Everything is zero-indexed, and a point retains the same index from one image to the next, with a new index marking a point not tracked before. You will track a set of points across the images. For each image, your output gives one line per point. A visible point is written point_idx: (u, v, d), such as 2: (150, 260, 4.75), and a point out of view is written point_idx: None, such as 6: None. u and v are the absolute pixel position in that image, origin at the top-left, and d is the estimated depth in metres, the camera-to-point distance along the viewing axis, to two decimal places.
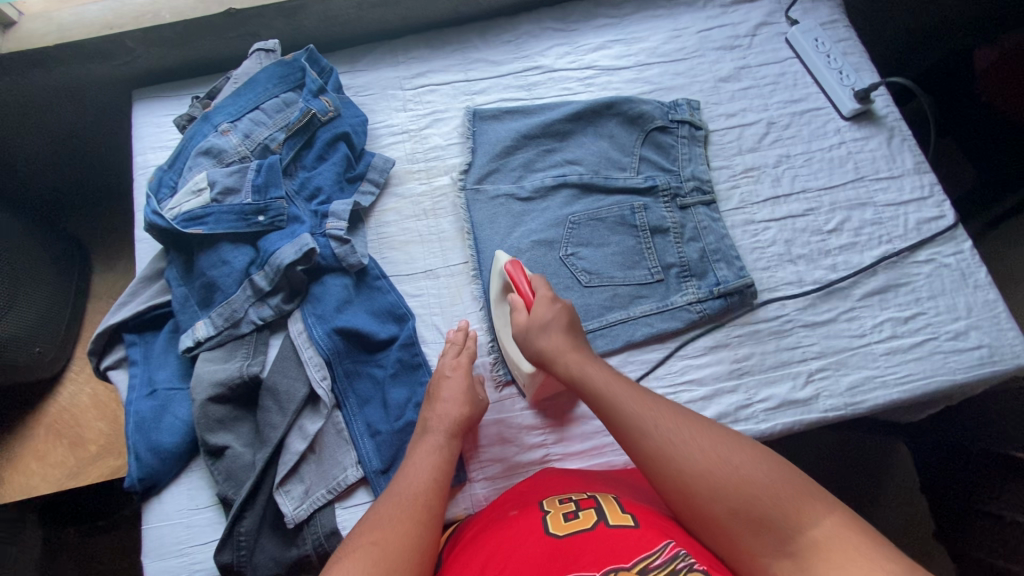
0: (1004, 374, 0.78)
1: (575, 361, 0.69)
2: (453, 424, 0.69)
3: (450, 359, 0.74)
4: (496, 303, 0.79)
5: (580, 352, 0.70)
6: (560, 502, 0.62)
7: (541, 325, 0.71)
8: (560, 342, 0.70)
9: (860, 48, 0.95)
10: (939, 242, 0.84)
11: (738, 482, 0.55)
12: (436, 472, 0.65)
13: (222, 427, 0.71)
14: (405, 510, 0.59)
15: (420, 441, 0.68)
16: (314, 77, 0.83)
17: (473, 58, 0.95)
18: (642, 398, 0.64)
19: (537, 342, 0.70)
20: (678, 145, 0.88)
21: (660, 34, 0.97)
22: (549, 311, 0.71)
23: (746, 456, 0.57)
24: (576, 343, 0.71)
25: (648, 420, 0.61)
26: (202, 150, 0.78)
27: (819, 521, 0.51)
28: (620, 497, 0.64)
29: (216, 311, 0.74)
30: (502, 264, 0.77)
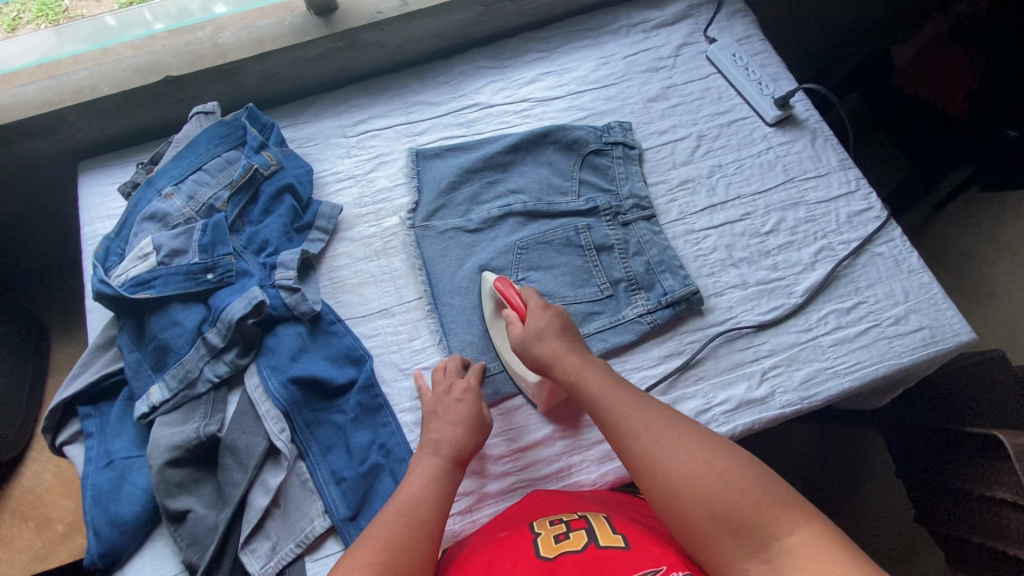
0: (948, 351, 0.80)
1: (571, 360, 0.70)
2: (459, 451, 0.68)
3: (460, 381, 0.74)
4: (493, 320, 0.81)
5: (575, 350, 0.71)
6: (550, 522, 0.62)
7: (535, 334, 0.72)
8: (554, 343, 0.71)
9: (776, 59, 1.01)
10: (871, 232, 0.87)
11: (723, 495, 0.55)
12: (442, 498, 0.64)
13: (183, 491, 0.70)
14: (406, 535, 0.59)
15: (423, 461, 0.67)
16: (255, 134, 0.85)
17: (413, 101, 0.99)
18: (631, 403, 0.65)
19: (534, 347, 0.71)
20: (614, 166, 0.91)
21: (589, 63, 1.01)
22: (543, 318, 0.73)
23: (728, 462, 0.58)
24: (571, 344, 0.72)
25: (634, 423, 0.63)
26: (146, 215, 0.79)
27: (798, 530, 0.52)
28: (611, 516, 0.64)
29: (170, 374, 0.74)
30: (491, 282, 0.80)
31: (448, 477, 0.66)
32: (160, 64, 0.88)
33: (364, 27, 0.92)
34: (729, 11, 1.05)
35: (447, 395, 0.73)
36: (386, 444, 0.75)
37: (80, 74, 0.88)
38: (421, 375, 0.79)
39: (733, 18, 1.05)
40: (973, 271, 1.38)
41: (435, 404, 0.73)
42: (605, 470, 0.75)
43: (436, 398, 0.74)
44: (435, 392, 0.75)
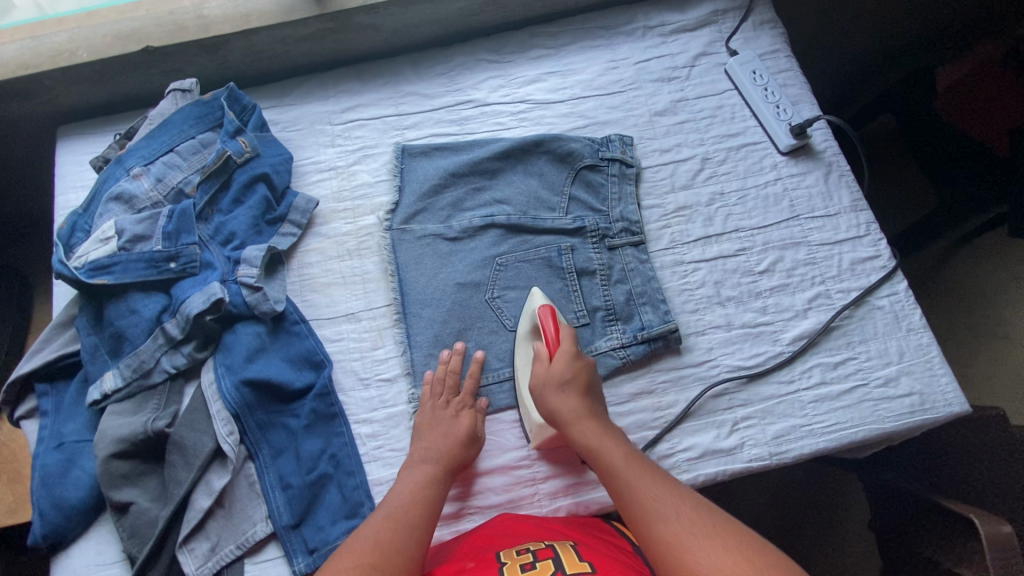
0: (935, 422, 0.76)
1: (579, 409, 0.68)
2: (451, 461, 0.69)
3: (454, 399, 0.74)
4: (522, 339, 0.78)
5: (598, 423, 0.68)
6: (517, 551, 0.60)
7: (558, 380, 0.69)
8: (577, 403, 0.68)
9: (800, 80, 0.93)
10: (874, 282, 0.82)
11: None
12: (431, 509, 0.65)
13: (128, 482, 0.70)
14: (394, 539, 0.60)
15: (414, 470, 0.68)
16: (232, 118, 0.81)
17: (406, 91, 0.93)
18: (656, 484, 0.62)
19: (558, 406, 0.68)
20: (608, 184, 0.86)
21: (597, 66, 0.94)
22: (569, 367, 0.70)
23: (752, 550, 0.54)
24: (595, 411, 0.69)
25: (650, 493, 0.61)
26: (112, 195, 0.76)
27: None
28: (579, 545, 0.62)
29: (124, 363, 0.73)
30: (536, 305, 0.76)
31: (438, 487, 0.67)
32: (142, 32, 0.84)
33: (358, 10, 0.86)
34: (757, 20, 0.97)
35: (444, 409, 0.73)
36: (337, 455, 0.74)
37: (61, 36, 0.84)
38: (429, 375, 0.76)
39: (760, 29, 0.96)
40: (989, 312, 1.30)
41: (431, 417, 0.73)
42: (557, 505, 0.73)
43: (428, 409, 0.74)
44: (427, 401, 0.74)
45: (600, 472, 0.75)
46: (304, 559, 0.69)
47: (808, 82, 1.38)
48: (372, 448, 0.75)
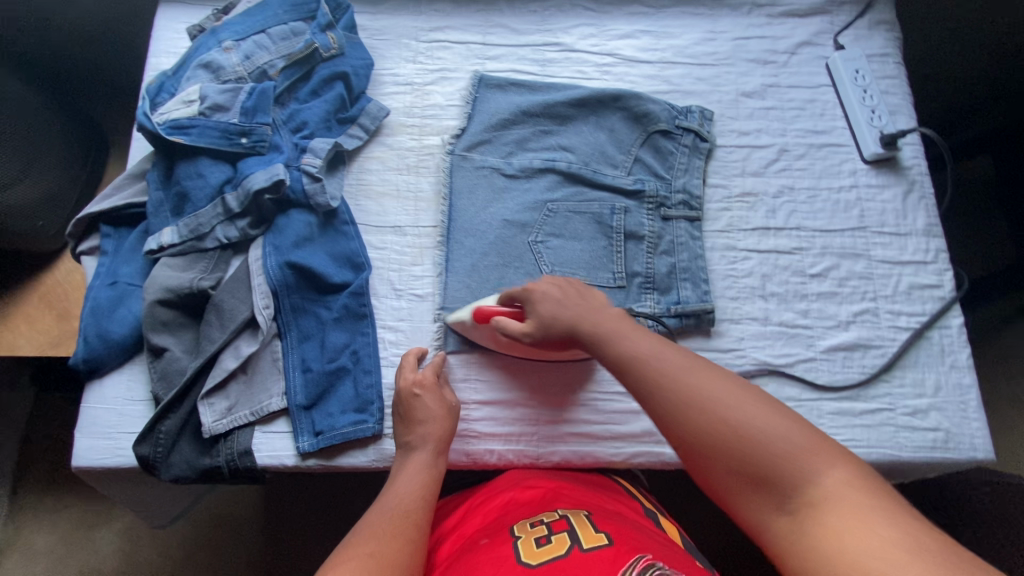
0: (955, 463, 0.73)
1: (576, 307, 0.64)
2: (442, 443, 0.70)
3: (421, 377, 0.73)
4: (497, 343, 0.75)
5: (595, 308, 0.64)
6: (531, 525, 0.59)
7: (539, 302, 0.66)
8: (569, 299, 0.65)
9: (904, 90, 0.88)
10: (927, 311, 0.79)
11: (741, 438, 0.47)
12: (427, 491, 0.65)
13: (167, 330, 0.75)
14: (394, 527, 0.58)
15: (409, 459, 0.68)
16: (325, 12, 0.83)
17: (495, 22, 0.93)
18: (647, 340, 0.57)
19: (556, 313, 0.64)
20: (677, 153, 0.84)
21: (693, 34, 0.91)
22: (551, 286, 0.67)
23: (751, 404, 0.48)
24: (587, 299, 0.65)
25: (655, 358, 0.55)
26: (202, 63, 0.79)
27: (829, 476, 0.43)
28: (592, 513, 0.61)
29: (184, 221, 0.77)
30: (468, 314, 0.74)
31: (432, 472, 0.67)
32: None
33: None
34: (874, 19, 0.91)
35: (415, 392, 0.72)
36: (358, 352, 0.77)
37: None
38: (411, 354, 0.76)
39: (875, 29, 0.91)
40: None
41: (401, 404, 0.72)
42: (557, 450, 0.75)
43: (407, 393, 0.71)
44: (404, 387, 0.72)
45: (604, 429, 0.75)
46: (308, 439, 0.73)
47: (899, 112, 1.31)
48: (391, 354, 0.78)
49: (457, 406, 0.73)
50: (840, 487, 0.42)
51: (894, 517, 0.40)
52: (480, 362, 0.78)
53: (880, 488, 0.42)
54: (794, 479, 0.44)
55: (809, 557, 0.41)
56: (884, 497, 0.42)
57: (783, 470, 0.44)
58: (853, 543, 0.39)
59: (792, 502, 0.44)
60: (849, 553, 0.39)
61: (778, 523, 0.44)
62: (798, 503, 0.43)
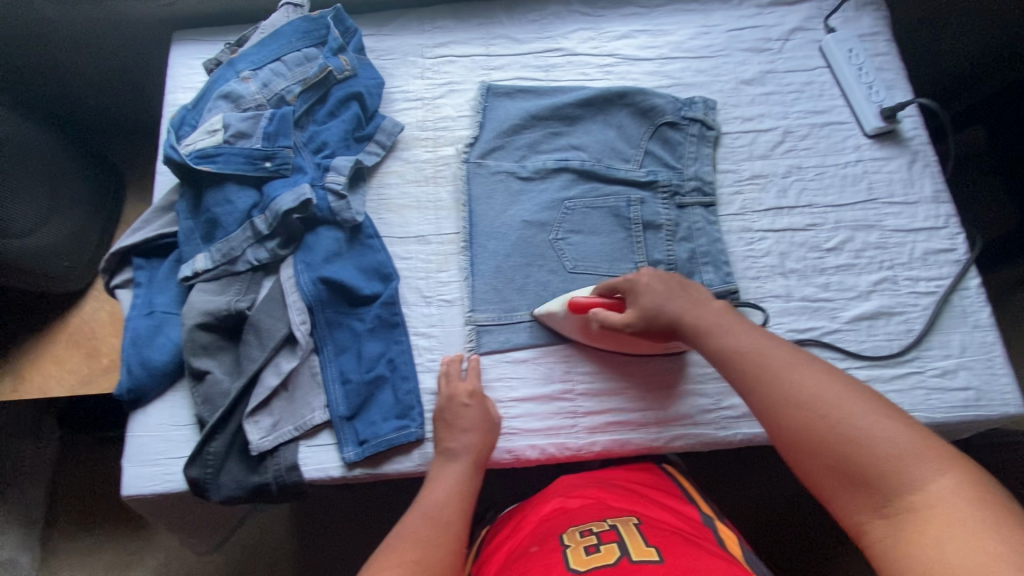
0: (989, 419, 0.75)
1: (685, 308, 0.65)
2: (481, 455, 0.72)
3: (466, 388, 0.75)
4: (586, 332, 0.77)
5: (714, 311, 0.64)
6: (581, 534, 0.60)
7: (637, 297, 0.69)
8: (670, 297, 0.67)
9: (897, 65, 0.91)
10: (944, 275, 0.81)
11: (849, 440, 0.48)
12: (463, 503, 0.68)
13: (207, 353, 0.76)
14: (431, 535, 0.62)
15: (447, 467, 0.71)
16: (336, 36, 0.86)
17: (497, 33, 0.96)
18: (755, 337, 0.60)
19: (670, 313, 0.66)
20: (685, 143, 0.87)
21: (688, 29, 0.95)
22: (655, 281, 0.69)
23: (853, 403, 0.50)
24: (698, 299, 0.66)
25: (768, 359, 0.57)
26: (222, 93, 0.82)
27: (932, 482, 0.44)
28: (641, 524, 0.62)
29: (216, 247, 0.79)
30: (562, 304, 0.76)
31: (469, 483, 0.70)
32: None
33: None
34: (860, 1, 0.95)
35: (456, 401, 0.74)
36: (394, 360, 0.78)
37: None
38: (450, 362, 0.77)
39: (863, 10, 0.94)
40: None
41: (445, 412, 0.73)
42: (597, 440, 0.76)
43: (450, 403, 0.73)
44: (444, 395, 0.75)
45: (643, 415, 0.77)
46: (353, 449, 0.75)
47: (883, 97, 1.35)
48: (427, 359, 0.80)
49: (498, 419, 0.75)
50: (947, 494, 0.43)
51: (994, 528, 0.40)
52: (513, 361, 0.80)
53: (987, 493, 0.43)
54: (892, 482, 0.45)
55: (901, 555, 0.43)
56: (999, 508, 0.41)
57: (877, 473, 0.46)
58: (936, 549, 0.41)
59: (891, 505, 0.45)
60: (935, 560, 0.40)
61: (874, 524, 0.46)
62: (892, 504, 0.45)
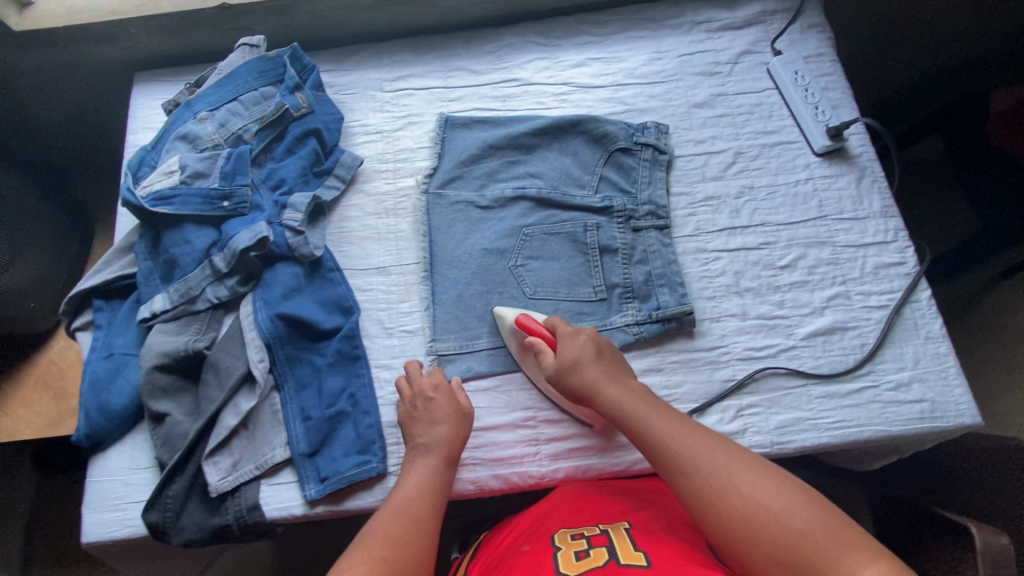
0: (945, 430, 0.75)
1: (617, 390, 0.71)
2: (451, 448, 0.71)
3: (431, 385, 0.75)
4: (522, 356, 0.80)
5: (637, 395, 0.70)
6: (572, 537, 0.61)
7: (570, 362, 0.73)
8: (601, 373, 0.72)
9: (843, 84, 0.94)
10: (895, 288, 0.82)
11: (781, 532, 0.55)
12: (437, 497, 0.68)
13: (166, 395, 0.76)
14: (405, 534, 0.62)
15: (417, 461, 0.70)
16: (293, 74, 0.87)
17: (455, 65, 0.98)
18: (684, 429, 0.66)
19: (599, 392, 0.71)
20: (639, 168, 0.89)
21: (640, 55, 0.97)
22: (587, 347, 0.74)
23: (778, 498, 0.57)
24: (620, 379, 0.72)
25: (708, 463, 0.62)
26: (179, 135, 0.83)
27: (863, 570, 0.51)
28: (633, 529, 0.62)
29: (174, 287, 0.79)
30: (511, 319, 0.79)
31: (442, 476, 0.70)
32: None
33: None
34: (806, 23, 0.98)
35: (421, 398, 0.74)
36: (355, 394, 0.78)
37: None
38: (409, 364, 0.78)
39: (808, 32, 0.97)
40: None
41: (414, 406, 0.74)
42: (560, 467, 0.76)
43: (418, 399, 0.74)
44: (407, 393, 0.76)
45: (603, 441, 0.77)
46: (314, 486, 0.74)
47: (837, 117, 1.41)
48: (388, 392, 0.80)
49: (468, 410, 0.75)
50: None
51: None
52: (475, 389, 0.80)
53: (903, 570, 0.51)
54: (826, 571, 0.52)
55: None
56: None
57: (810, 562, 0.53)
58: None
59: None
60: None
61: None
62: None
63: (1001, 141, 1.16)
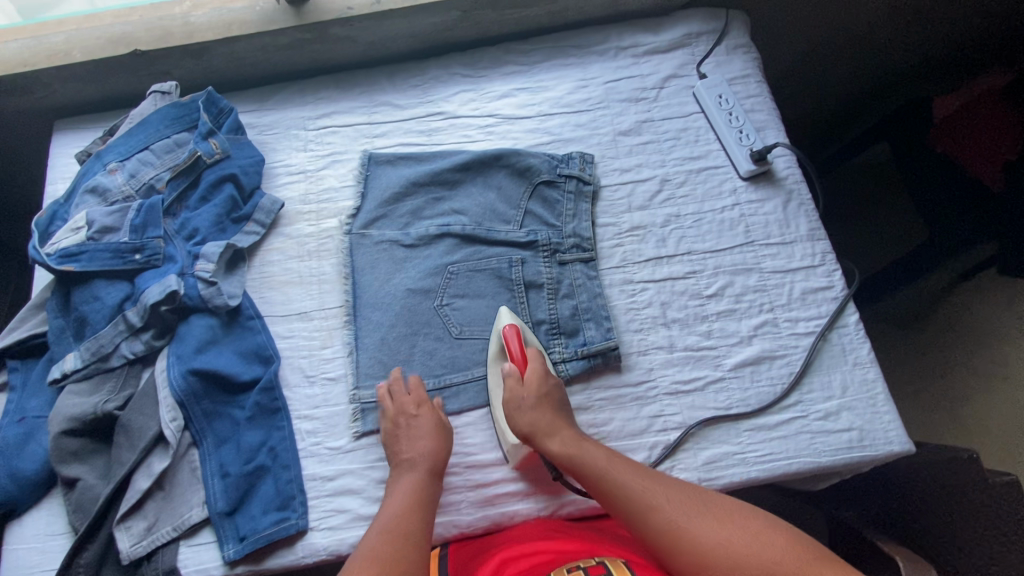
0: (875, 459, 0.74)
1: (568, 437, 0.71)
2: (434, 462, 0.71)
3: (409, 402, 0.75)
4: (492, 361, 0.79)
5: (583, 440, 0.71)
6: (566, 570, 0.56)
7: (523, 399, 0.72)
8: (550, 418, 0.71)
9: (768, 106, 0.93)
10: (822, 313, 0.81)
11: (753, 560, 0.56)
12: (424, 510, 0.67)
13: (76, 460, 0.74)
14: (398, 555, 0.60)
15: (402, 481, 0.69)
16: (206, 120, 0.86)
17: (380, 100, 0.97)
18: (640, 475, 0.66)
19: (546, 441, 0.70)
20: (563, 200, 0.87)
21: (566, 84, 0.96)
22: (542, 383, 0.74)
23: (738, 522, 0.60)
24: (567, 423, 0.72)
25: (658, 498, 0.63)
26: (88, 188, 0.82)
27: None
28: (629, 563, 0.59)
29: (85, 345, 0.77)
30: (503, 322, 0.78)
31: (427, 490, 0.69)
32: (132, 36, 0.89)
33: (334, 22, 0.89)
34: (731, 45, 0.97)
35: (405, 415, 0.74)
36: (275, 448, 0.76)
37: (57, 38, 0.89)
38: (393, 375, 0.78)
39: (733, 54, 0.97)
40: (989, 355, 1.25)
41: (399, 426, 0.73)
42: (487, 514, 0.74)
43: (399, 416, 0.74)
44: (393, 411, 0.75)
45: (530, 485, 0.75)
46: (234, 546, 0.72)
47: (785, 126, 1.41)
48: (310, 443, 0.78)
49: (451, 429, 0.76)
50: None
51: None
52: None
53: (844, 564, 0.55)
54: None
55: None
56: None
57: None
58: None
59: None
60: None
61: None
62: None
63: (949, 154, 1.12)
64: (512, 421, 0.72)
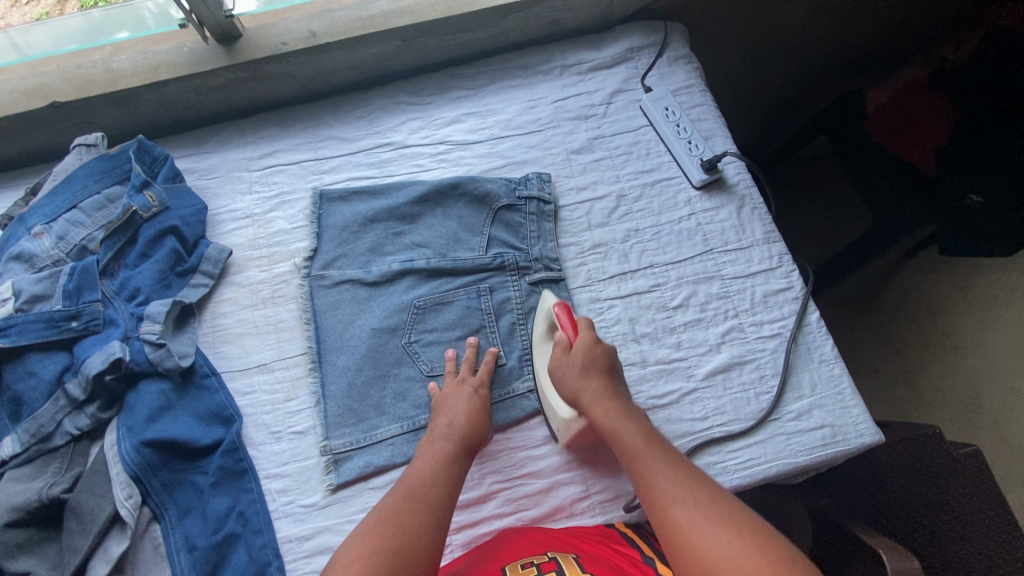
0: (849, 453, 0.76)
1: (607, 397, 0.71)
2: (467, 438, 0.70)
3: (467, 384, 0.75)
4: (539, 342, 0.79)
5: (620, 401, 0.71)
6: (522, 567, 0.60)
7: (580, 362, 0.72)
8: (597, 383, 0.71)
9: (713, 115, 0.96)
10: (784, 315, 0.83)
11: (726, 536, 0.55)
12: (451, 488, 0.65)
13: (24, 552, 0.66)
14: (414, 522, 0.61)
15: (434, 448, 0.69)
16: (140, 171, 0.82)
17: (324, 135, 0.94)
18: (654, 442, 0.66)
19: (585, 392, 0.71)
20: (526, 223, 0.87)
21: (515, 105, 0.96)
22: (590, 352, 0.73)
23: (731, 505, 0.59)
24: (614, 389, 0.72)
25: (659, 462, 0.64)
26: (12, 255, 0.75)
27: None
28: (582, 558, 0.62)
29: (21, 427, 0.70)
30: (549, 303, 0.79)
31: (456, 464, 0.67)
32: (50, 87, 0.83)
33: (269, 59, 0.86)
34: (672, 56, 0.99)
35: (461, 389, 0.74)
36: (244, 512, 0.72)
37: None
38: (452, 357, 0.78)
39: (675, 65, 0.99)
40: (944, 327, 1.31)
41: (443, 399, 0.74)
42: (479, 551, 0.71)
43: (452, 387, 0.75)
44: (450, 381, 0.76)
45: (513, 520, 0.73)
46: None
47: (730, 124, 1.46)
48: (282, 503, 0.74)
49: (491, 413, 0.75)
50: None
51: None
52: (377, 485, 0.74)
53: None
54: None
55: None
56: None
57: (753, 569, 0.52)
58: None
59: None
60: None
61: None
62: None
63: (894, 147, 1.13)
64: (562, 385, 0.73)
